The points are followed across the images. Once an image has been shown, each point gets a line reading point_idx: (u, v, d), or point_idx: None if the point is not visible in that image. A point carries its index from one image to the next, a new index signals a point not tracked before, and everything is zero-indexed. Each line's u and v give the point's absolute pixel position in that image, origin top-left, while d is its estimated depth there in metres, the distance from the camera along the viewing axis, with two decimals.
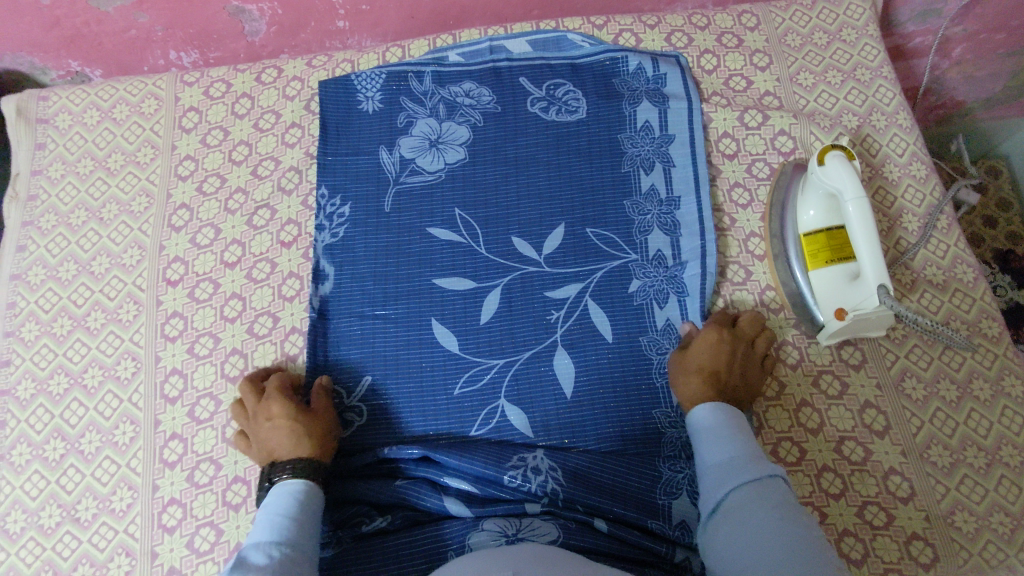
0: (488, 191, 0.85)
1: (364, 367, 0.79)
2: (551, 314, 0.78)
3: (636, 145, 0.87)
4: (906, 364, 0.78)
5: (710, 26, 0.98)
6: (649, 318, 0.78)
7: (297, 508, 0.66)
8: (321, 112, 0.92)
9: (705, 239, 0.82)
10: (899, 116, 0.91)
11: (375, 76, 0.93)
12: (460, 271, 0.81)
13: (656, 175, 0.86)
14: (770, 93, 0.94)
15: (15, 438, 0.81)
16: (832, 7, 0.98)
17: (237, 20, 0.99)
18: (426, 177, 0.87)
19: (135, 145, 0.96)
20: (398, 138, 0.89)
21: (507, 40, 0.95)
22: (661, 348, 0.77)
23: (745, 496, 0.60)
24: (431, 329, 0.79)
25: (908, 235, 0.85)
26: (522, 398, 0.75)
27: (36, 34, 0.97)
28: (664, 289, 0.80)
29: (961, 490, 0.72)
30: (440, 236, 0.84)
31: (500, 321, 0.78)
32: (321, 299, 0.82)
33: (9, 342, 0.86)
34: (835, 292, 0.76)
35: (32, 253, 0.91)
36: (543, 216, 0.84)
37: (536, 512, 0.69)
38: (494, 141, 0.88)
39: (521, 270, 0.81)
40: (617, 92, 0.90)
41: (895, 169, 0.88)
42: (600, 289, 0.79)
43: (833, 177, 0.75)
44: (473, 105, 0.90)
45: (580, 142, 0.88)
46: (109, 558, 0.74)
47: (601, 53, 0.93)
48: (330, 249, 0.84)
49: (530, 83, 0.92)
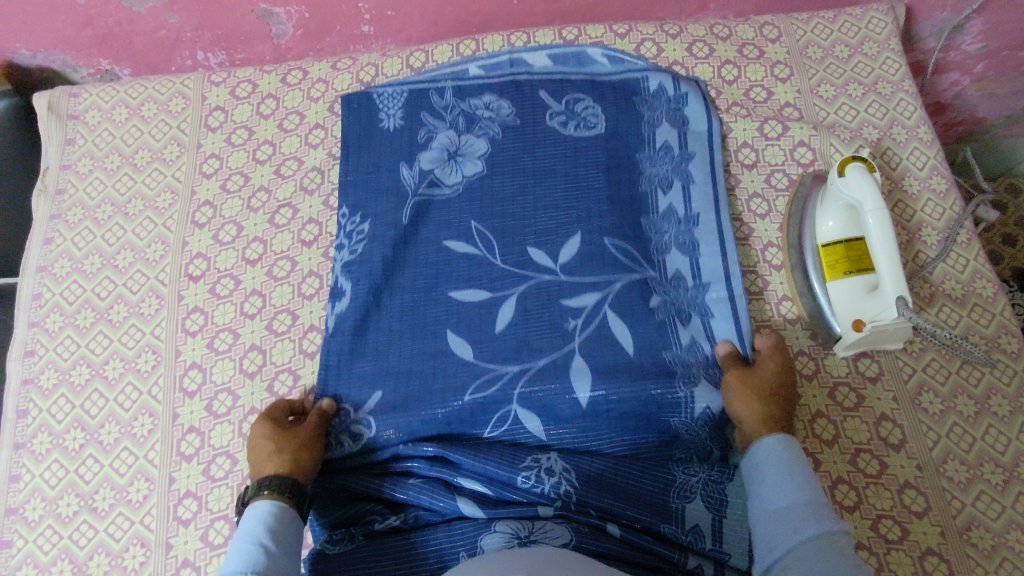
0: (505, 203, 0.84)
1: (377, 383, 0.77)
2: (568, 321, 0.77)
3: (654, 164, 0.86)
4: (923, 378, 0.78)
5: (732, 37, 0.99)
6: (673, 335, 0.76)
7: (274, 529, 0.65)
8: (343, 130, 0.92)
9: (727, 258, 0.81)
10: (920, 130, 0.91)
11: (396, 95, 0.92)
12: (477, 281, 0.80)
13: (674, 195, 0.85)
14: (790, 104, 0.94)
15: (36, 427, 0.82)
16: (854, 20, 0.98)
17: (265, 23, 1.00)
18: (445, 190, 0.85)
19: (161, 143, 0.97)
20: (417, 152, 0.89)
21: (526, 54, 0.96)
22: (685, 363, 0.75)
23: (813, 548, 0.57)
24: (446, 341, 0.78)
25: (927, 248, 0.84)
26: (534, 404, 0.74)
27: (69, 32, 0.99)
28: (683, 307, 0.79)
29: (977, 507, 0.71)
30: (457, 249, 0.82)
31: (516, 330, 0.77)
32: (336, 317, 0.81)
33: (33, 333, 0.87)
34: (853, 304, 0.76)
35: (58, 246, 0.92)
36: (559, 225, 0.82)
37: (548, 515, 0.69)
38: (512, 152, 0.87)
39: (536, 279, 0.79)
40: (637, 107, 0.90)
41: (914, 182, 0.88)
42: (619, 299, 0.77)
43: (853, 188, 0.75)
44: (492, 117, 0.90)
45: (598, 154, 0.86)
46: (124, 548, 0.75)
47: (621, 71, 0.93)
48: (348, 267, 0.84)
49: (550, 98, 0.90)
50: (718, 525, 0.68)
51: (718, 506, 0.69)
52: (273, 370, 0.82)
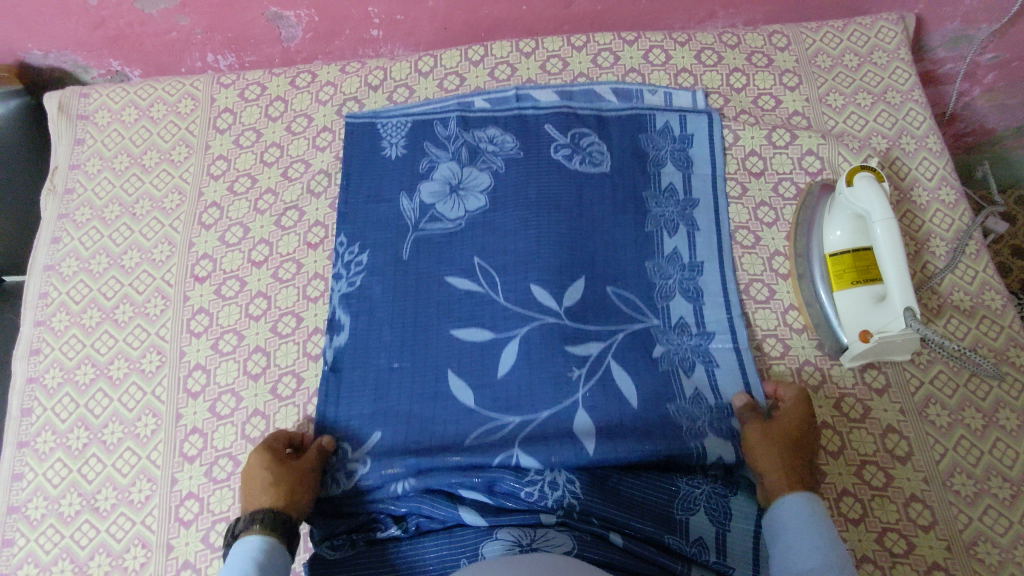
0: (507, 237, 0.84)
1: (375, 424, 0.76)
2: (573, 371, 0.76)
3: (660, 205, 0.86)
4: (930, 391, 0.77)
5: (741, 45, 0.99)
6: (677, 385, 0.76)
7: (261, 563, 0.63)
8: (346, 157, 0.92)
9: (729, 302, 0.81)
10: (929, 140, 0.90)
11: (401, 125, 0.93)
12: (479, 321, 0.80)
13: (679, 239, 0.85)
14: (798, 113, 0.94)
15: (40, 426, 0.82)
16: (864, 29, 0.98)
17: (275, 26, 1.01)
18: (446, 225, 0.86)
19: (169, 144, 0.98)
20: (419, 183, 0.89)
21: (534, 91, 0.95)
22: (692, 416, 0.75)
23: None
24: (447, 382, 0.78)
25: (935, 259, 0.84)
26: (539, 450, 0.72)
27: (81, 33, 1.00)
28: (688, 356, 0.78)
29: (984, 521, 0.70)
30: (458, 285, 0.83)
31: (518, 375, 0.77)
32: (335, 351, 0.80)
33: (39, 331, 0.88)
34: (861, 314, 0.75)
35: (66, 245, 0.93)
36: (563, 267, 0.82)
37: (550, 523, 0.68)
38: (516, 187, 0.87)
39: (540, 320, 0.79)
40: (643, 149, 0.90)
41: (923, 193, 0.88)
42: (623, 351, 0.77)
43: (861, 198, 0.75)
44: (496, 151, 0.90)
45: (603, 195, 0.86)
46: (125, 549, 0.75)
47: (629, 108, 0.92)
48: (347, 298, 0.83)
49: (556, 130, 0.91)
50: (723, 538, 0.69)
51: (722, 519, 0.70)
52: (277, 372, 0.82)
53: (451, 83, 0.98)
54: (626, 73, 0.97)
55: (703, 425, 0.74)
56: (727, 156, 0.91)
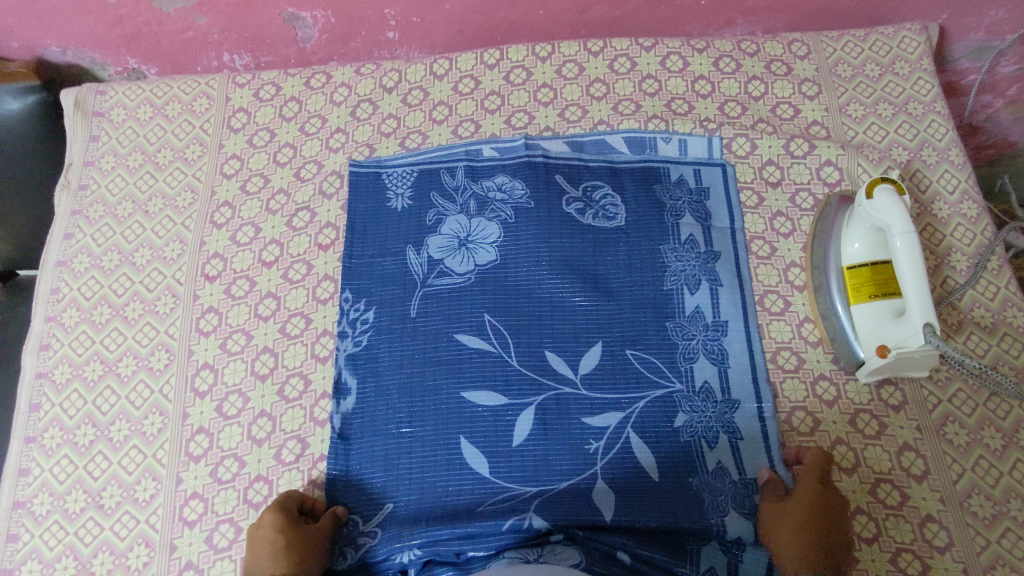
0: (520, 296, 0.82)
1: (387, 493, 0.74)
2: (590, 443, 0.75)
3: (679, 259, 0.83)
4: (949, 409, 0.75)
5: (760, 52, 0.97)
6: (699, 458, 0.74)
7: None
8: (349, 210, 0.89)
9: (754, 362, 0.78)
10: (951, 153, 0.89)
11: (406, 174, 0.91)
12: (490, 382, 0.78)
13: (701, 296, 0.81)
14: (817, 122, 0.93)
15: (48, 421, 0.82)
16: (886, 38, 0.96)
17: (291, 27, 1.01)
18: (455, 279, 0.83)
19: (183, 142, 0.98)
20: (426, 236, 0.86)
21: (543, 141, 0.92)
22: (716, 490, 0.72)
23: None
24: (460, 449, 0.75)
25: (955, 274, 0.82)
26: (555, 512, 0.71)
27: (99, 31, 1.00)
28: (713, 427, 0.75)
29: (1003, 545, 0.68)
30: (469, 343, 0.80)
31: (535, 444, 0.75)
32: (342, 416, 0.78)
33: (49, 327, 0.88)
34: (878, 328, 0.74)
35: (78, 241, 0.93)
36: (579, 332, 0.80)
37: (557, 539, 0.71)
38: (529, 240, 0.84)
39: (555, 389, 0.77)
40: (659, 204, 0.87)
41: (945, 207, 0.86)
42: (644, 421, 0.75)
43: (882, 211, 0.73)
44: (504, 200, 0.87)
45: (619, 253, 0.84)
46: (128, 547, 0.75)
47: (643, 160, 0.90)
48: (352, 358, 0.80)
49: (567, 182, 0.88)
50: (734, 568, 0.70)
51: (735, 550, 0.71)
52: (284, 373, 0.81)
53: (466, 87, 0.98)
54: (643, 79, 0.96)
55: (726, 502, 0.72)
56: (744, 165, 0.90)
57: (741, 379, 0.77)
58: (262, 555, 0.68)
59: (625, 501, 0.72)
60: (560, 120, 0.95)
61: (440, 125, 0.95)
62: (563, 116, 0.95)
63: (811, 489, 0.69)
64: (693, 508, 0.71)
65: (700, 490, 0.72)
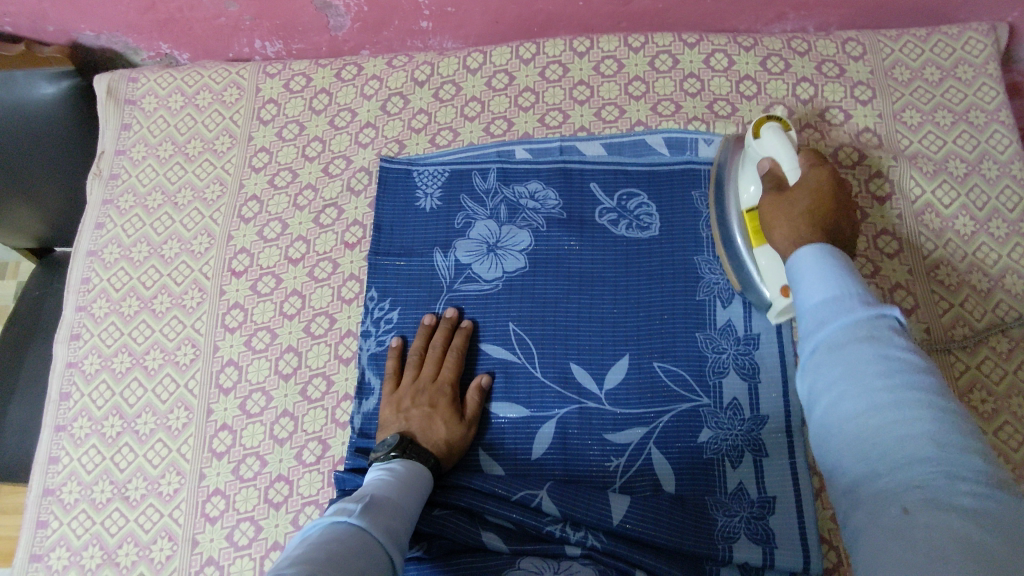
0: (548, 305, 0.80)
1: None
2: (611, 460, 0.74)
3: (714, 272, 0.80)
4: (992, 442, 0.71)
5: (811, 52, 0.92)
6: (719, 478, 0.72)
7: (404, 471, 0.67)
8: (376, 210, 0.87)
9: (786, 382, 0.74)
10: (1013, 168, 0.83)
11: (436, 173, 0.88)
12: (514, 395, 0.77)
13: (734, 310, 0.78)
14: (869, 129, 0.87)
15: (77, 411, 0.84)
16: (950, 40, 0.90)
17: (323, 15, 0.98)
18: (482, 286, 0.82)
19: (213, 133, 0.97)
20: (454, 239, 0.84)
21: (579, 142, 0.89)
22: (731, 512, 0.70)
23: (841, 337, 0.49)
24: (479, 459, 0.76)
25: (1012, 298, 0.77)
26: (565, 501, 0.70)
27: (132, 16, 0.99)
28: (737, 445, 0.73)
29: None
30: (494, 354, 0.79)
31: (555, 455, 0.74)
32: (363, 418, 0.77)
33: (80, 317, 0.89)
34: (774, 274, 0.71)
35: (109, 231, 0.94)
36: (606, 345, 0.78)
37: (575, 554, 0.68)
38: (560, 248, 0.83)
39: (579, 402, 0.76)
40: (696, 213, 0.83)
41: (1004, 224, 0.81)
42: (667, 436, 0.74)
43: (765, 146, 0.72)
44: (537, 208, 0.85)
45: (651, 263, 0.81)
46: (152, 540, 0.76)
47: (681, 164, 0.86)
48: (375, 359, 0.80)
49: (601, 191, 0.85)
50: None
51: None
52: (307, 373, 0.81)
53: (499, 82, 0.94)
54: (685, 78, 0.92)
55: (737, 525, 0.69)
56: None
57: (774, 393, 0.74)
58: (419, 422, 0.73)
59: (638, 507, 0.69)
60: (595, 120, 0.91)
61: (472, 121, 0.93)
62: (598, 116, 0.92)
63: (817, 188, 0.65)
64: (703, 530, 0.69)
65: (714, 513, 0.70)
